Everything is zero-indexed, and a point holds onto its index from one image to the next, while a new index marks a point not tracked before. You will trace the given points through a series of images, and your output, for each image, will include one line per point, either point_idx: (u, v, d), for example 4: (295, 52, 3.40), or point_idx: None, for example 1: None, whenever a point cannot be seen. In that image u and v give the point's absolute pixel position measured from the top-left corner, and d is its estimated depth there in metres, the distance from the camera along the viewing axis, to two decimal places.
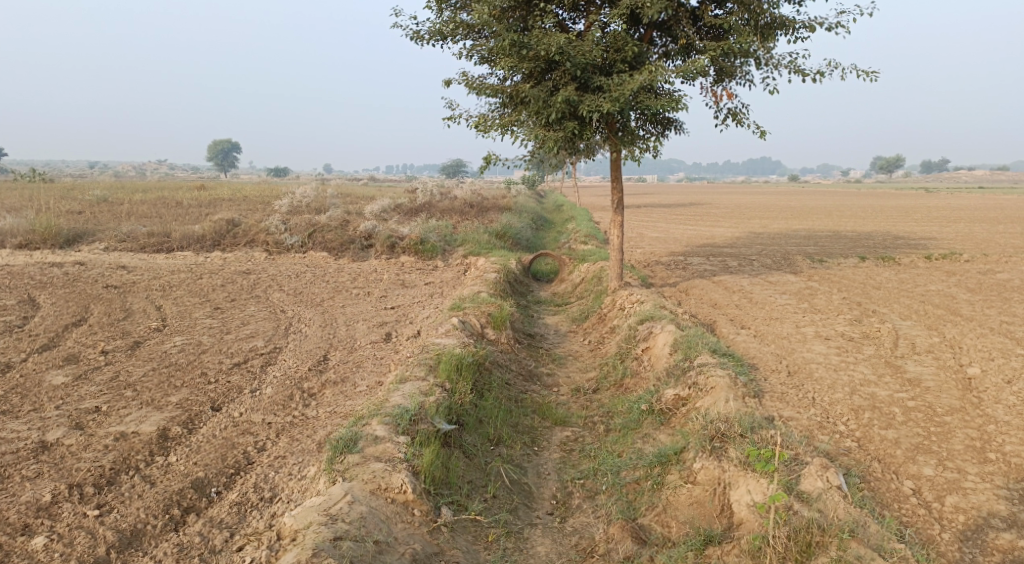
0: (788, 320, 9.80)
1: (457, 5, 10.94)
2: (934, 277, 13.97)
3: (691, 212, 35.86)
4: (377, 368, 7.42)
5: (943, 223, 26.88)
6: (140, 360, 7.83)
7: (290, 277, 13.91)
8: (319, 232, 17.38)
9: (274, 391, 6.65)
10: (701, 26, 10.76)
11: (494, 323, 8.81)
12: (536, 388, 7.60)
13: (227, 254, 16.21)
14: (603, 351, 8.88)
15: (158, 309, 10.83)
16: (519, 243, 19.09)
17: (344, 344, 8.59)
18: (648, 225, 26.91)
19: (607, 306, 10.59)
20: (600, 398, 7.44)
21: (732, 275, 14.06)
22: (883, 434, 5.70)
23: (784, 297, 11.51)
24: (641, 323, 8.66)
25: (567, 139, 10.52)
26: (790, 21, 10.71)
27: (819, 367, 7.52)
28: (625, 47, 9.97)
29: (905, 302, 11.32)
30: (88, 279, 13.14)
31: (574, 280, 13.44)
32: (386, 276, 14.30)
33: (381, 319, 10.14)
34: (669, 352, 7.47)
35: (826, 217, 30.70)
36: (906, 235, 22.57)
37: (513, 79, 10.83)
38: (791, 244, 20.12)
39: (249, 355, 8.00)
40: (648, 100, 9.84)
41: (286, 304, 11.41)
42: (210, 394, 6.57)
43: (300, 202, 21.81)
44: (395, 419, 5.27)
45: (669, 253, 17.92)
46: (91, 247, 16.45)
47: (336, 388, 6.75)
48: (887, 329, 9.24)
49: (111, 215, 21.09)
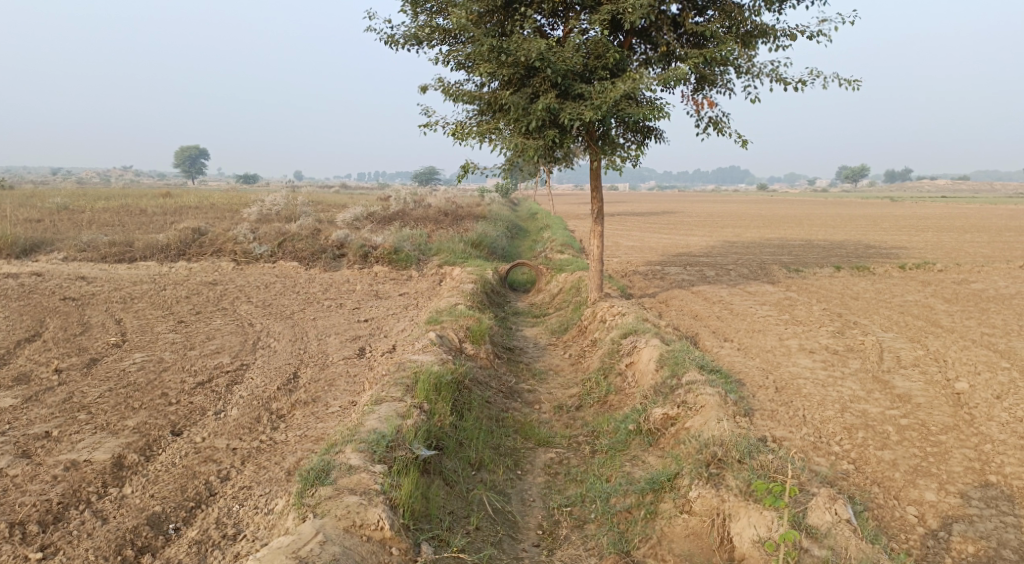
0: (770, 331, 9.62)
1: (433, 9, 10.67)
2: (911, 287, 13.95)
3: (664, 221, 35.91)
4: (350, 387, 7.06)
5: (913, 233, 27.11)
6: (97, 379, 7.38)
7: (258, 288, 13.46)
8: (289, 241, 16.92)
9: (239, 413, 6.26)
10: (681, 33, 10.60)
11: (473, 337, 8.50)
12: (517, 406, 7.30)
13: (193, 264, 15.69)
14: (585, 366, 8.61)
15: (118, 323, 10.32)
16: (495, 253, 18.81)
17: (315, 360, 8.21)
18: (623, 233, 26.75)
19: (588, 318, 10.33)
20: (584, 416, 7.17)
21: (710, 285, 13.92)
22: (880, 456, 5.51)
23: (765, 308, 11.36)
24: (625, 337, 8.41)
25: (546, 148, 10.26)
26: (771, 29, 10.59)
27: (807, 382, 7.32)
28: (606, 54, 9.76)
29: (885, 313, 11.25)
30: (45, 291, 12.57)
31: (552, 290, 13.20)
32: (358, 287, 13.89)
33: (354, 333, 9.77)
34: (654, 367, 7.23)
35: (798, 226, 30.89)
36: (879, 244, 22.69)
37: (491, 86, 10.56)
38: (766, 253, 20.11)
39: (214, 373, 7.59)
40: (630, 109, 9.62)
41: (254, 317, 10.98)
42: (171, 417, 6.16)
43: (270, 211, 21.30)
44: (370, 445, 4.92)
45: (646, 262, 17.76)
46: (50, 257, 15.80)
47: (307, 409, 6.39)
48: (871, 341, 9.11)
49: (71, 223, 20.36)
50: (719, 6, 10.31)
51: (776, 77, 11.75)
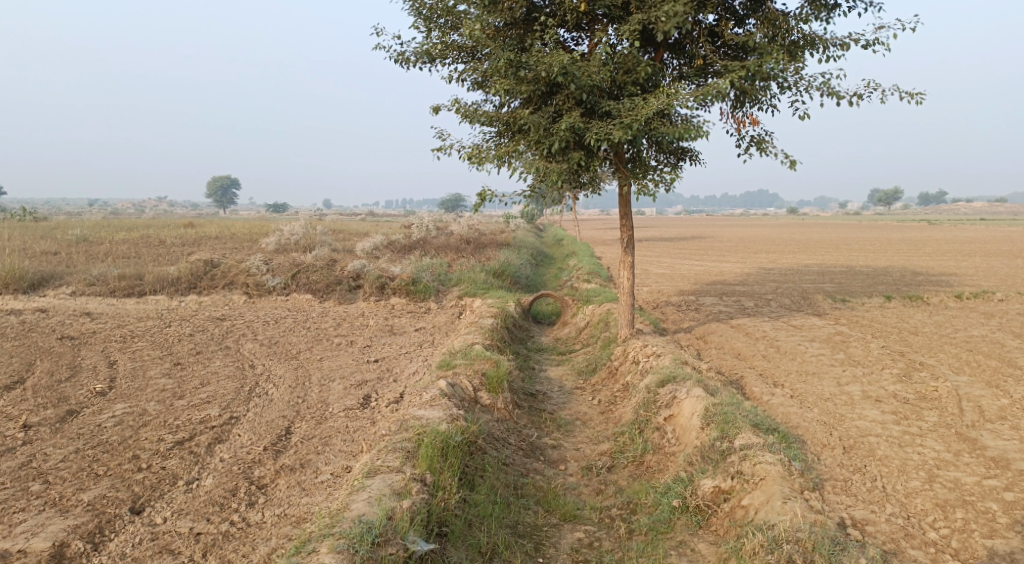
0: (826, 375, 8.52)
1: (446, 25, 9.91)
2: (972, 319, 12.73)
3: (696, 246, 34.74)
4: (347, 448, 6.14)
5: (960, 257, 25.60)
6: (66, 437, 6.56)
7: (266, 324, 12.66)
8: (303, 272, 16.07)
9: (214, 483, 5.41)
10: (719, 45, 9.66)
11: (489, 385, 7.52)
12: (539, 467, 6.29)
13: (203, 298, 14.96)
14: (617, 417, 7.58)
15: (111, 366, 9.55)
16: (519, 283, 17.88)
17: (314, 411, 7.30)
18: (653, 260, 25.65)
19: (618, 358, 9.34)
20: (618, 480, 6.16)
21: (750, 317, 12.84)
22: (992, 549, 4.65)
23: (815, 346, 10.22)
24: (662, 385, 7.36)
25: (571, 171, 9.36)
26: (820, 38, 9.61)
27: (880, 441, 6.23)
28: (637, 68, 8.89)
29: (951, 351, 10.08)
30: (44, 329, 11.88)
31: (580, 324, 12.24)
32: (372, 322, 13.00)
33: (361, 377, 8.86)
34: (699, 424, 6.23)
35: (835, 251, 29.58)
36: (928, 270, 21.33)
37: (511, 105, 9.72)
38: (806, 281, 18.95)
39: (197, 429, 6.70)
40: (663, 128, 8.71)
41: (257, 357, 10.11)
42: (135, 488, 5.33)
43: (288, 241, 20.63)
44: (351, 543, 4.22)
45: (678, 292, 16.69)
46: (57, 292, 15.17)
47: (294, 477, 5.49)
48: (944, 386, 7.97)
49: (86, 256, 19.82)
50: (762, 14, 9.39)
51: (826, 90, 10.72)
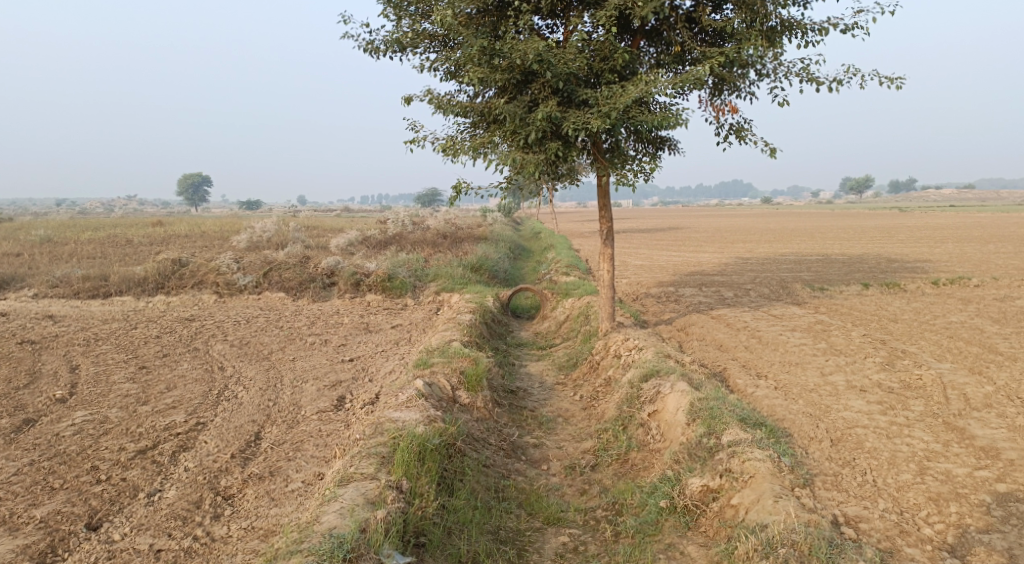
0: (810, 365, 8.39)
1: (417, 13, 9.63)
2: (950, 305, 12.72)
3: (673, 237, 34.67)
4: (319, 453, 5.87)
5: (932, 244, 25.82)
6: (20, 448, 6.22)
7: (238, 324, 12.30)
8: (276, 270, 15.70)
9: (177, 495, 5.15)
10: (697, 31, 9.48)
11: (468, 384, 7.27)
12: (521, 468, 6.06)
13: (172, 299, 14.53)
14: (600, 413, 7.38)
15: (73, 371, 9.16)
16: (496, 276, 17.65)
17: (285, 415, 7.00)
18: (631, 252, 25.56)
19: (599, 352, 9.15)
20: (601, 480, 5.95)
21: (730, 308, 12.71)
22: (987, 543, 4.53)
23: (797, 335, 10.10)
24: (646, 379, 7.16)
25: (548, 162, 9.13)
26: (799, 23, 9.46)
27: (868, 433, 6.09)
28: (614, 55, 8.68)
29: (931, 337, 10.02)
30: (5, 333, 11.42)
31: (559, 318, 12.04)
32: (347, 319, 12.69)
33: (335, 377, 8.56)
34: (685, 419, 6.05)
35: (810, 240, 29.73)
36: (903, 257, 21.46)
37: (486, 95, 9.46)
38: (783, 270, 18.93)
39: (161, 438, 6.39)
40: (641, 116, 8.51)
41: (227, 359, 9.76)
42: (92, 502, 5.06)
43: (260, 239, 20.21)
44: (322, 559, 3.99)
45: (657, 283, 16.55)
46: (19, 295, 14.64)
47: (262, 486, 5.25)
48: (927, 375, 7.87)
49: (51, 257, 19.25)
50: None
51: (806, 77, 10.59)
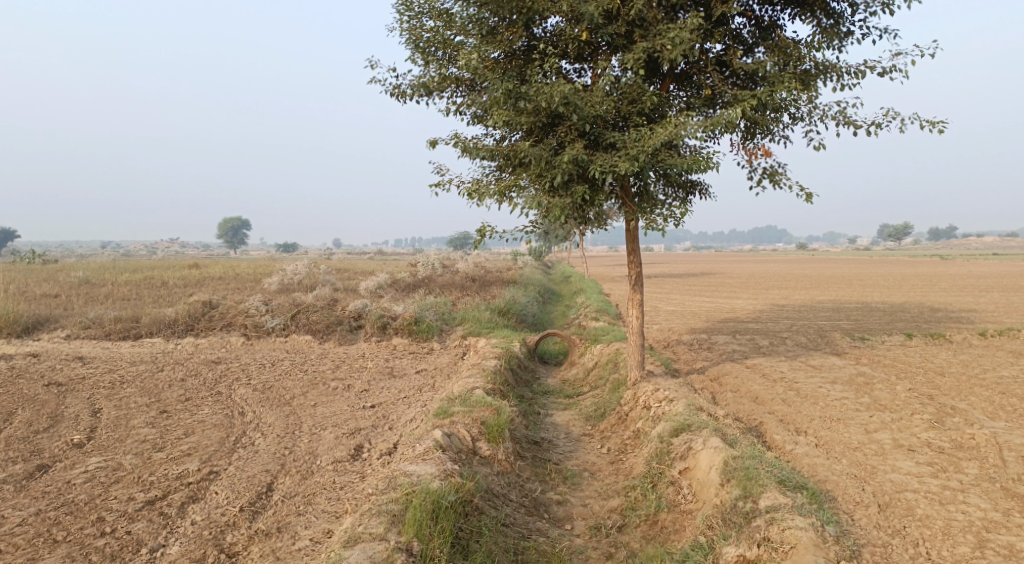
0: (853, 421, 7.92)
1: (444, 58, 9.64)
2: (1001, 358, 12.10)
3: (706, 282, 34.07)
4: (331, 508, 5.63)
5: (977, 293, 24.98)
6: (29, 496, 6.06)
7: (263, 367, 12.18)
8: (303, 313, 15.65)
9: (180, 553, 5.04)
10: (728, 75, 9.32)
11: (489, 435, 6.96)
12: (543, 527, 5.71)
13: (200, 341, 14.50)
14: (627, 468, 7.01)
15: (94, 415, 9.06)
16: (524, 321, 17.39)
17: (300, 465, 6.77)
18: (663, 298, 25.11)
19: (628, 403, 8.79)
20: (629, 543, 5.59)
21: (766, 357, 12.24)
22: None
23: (837, 388, 9.62)
24: (676, 434, 6.78)
25: (575, 206, 8.94)
26: (834, 66, 9.25)
27: (919, 498, 5.65)
28: (642, 98, 8.52)
29: (982, 393, 9.46)
30: (33, 374, 11.43)
31: (587, 365, 11.69)
32: (372, 364, 12.49)
33: (355, 424, 8.32)
34: (718, 478, 5.71)
35: (848, 287, 28.98)
36: (947, 306, 20.74)
37: (512, 138, 9.34)
38: (821, 318, 18.36)
39: (172, 487, 6.20)
40: (670, 159, 8.31)
41: (248, 404, 9.59)
42: (93, 557, 4.99)
43: (291, 281, 20.27)
44: None
45: (690, 330, 16.12)
46: (51, 335, 14.74)
47: (268, 544, 5.14)
48: (980, 434, 7.37)
49: (85, 298, 19.46)
50: (771, 42, 9.09)
51: (843, 121, 10.31)
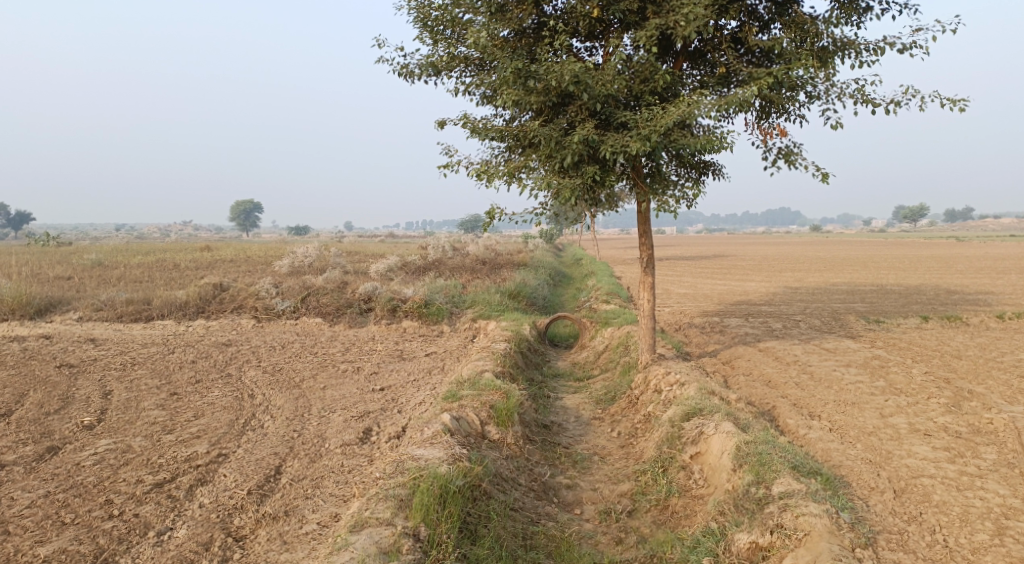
0: (868, 405, 7.79)
1: (453, 37, 9.49)
2: (1019, 341, 11.91)
3: (718, 264, 33.82)
4: (339, 491, 5.59)
5: (993, 275, 24.66)
6: (38, 478, 6.06)
7: (273, 349, 12.16)
8: (313, 295, 15.62)
9: (187, 536, 5.02)
10: (743, 52, 9.12)
11: (498, 418, 6.90)
12: (552, 512, 5.65)
13: (211, 323, 14.50)
14: (638, 453, 6.94)
15: (105, 397, 9.07)
16: (535, 304, 17.30)
17: (309, 448, 6.73)
18: (674, 280, 24.92)
19: (639, 386, 8.69)
20: (640, 528, 5.53)
21: (779, 340, 12.11)
22: None
23: (852, 372, 9.49)
24: (688, 418, 6.68)
25: (586, 188, 8.80)
26: (853, 42, 9.02)
27: (935, 484, 5.55)
28: (654, 76, 8.35)
29: (999, 377, 9.31)
30: (45, 356, 11.47)
31: (598, 348, 11.59)
32: (382, 346, 12.45)
33: (364, 407, 8.28)
34: (730, 464, 5.62)
35: (862, 269, 28.68)
36: (963, 289, 20.48)
37: (522, 118, 9.19)
38: (835, 301, 18.16)
39: (181, 469, 6.18)
40: (683, 139, 8.15)
41: (258, 386, 9.57)
42: (100, 539, 4.98)
43: (302, 264, 20.25)
44: None
45: (702, 313, 15.97)
46: (63, 318, 14.79)
47: (275, 528, 5.12)
48: (999, 418, 7.24)
49: (98, 281, 19.52)
50: (788, 18, 8.86)
51: (862, 98, 10.08)
